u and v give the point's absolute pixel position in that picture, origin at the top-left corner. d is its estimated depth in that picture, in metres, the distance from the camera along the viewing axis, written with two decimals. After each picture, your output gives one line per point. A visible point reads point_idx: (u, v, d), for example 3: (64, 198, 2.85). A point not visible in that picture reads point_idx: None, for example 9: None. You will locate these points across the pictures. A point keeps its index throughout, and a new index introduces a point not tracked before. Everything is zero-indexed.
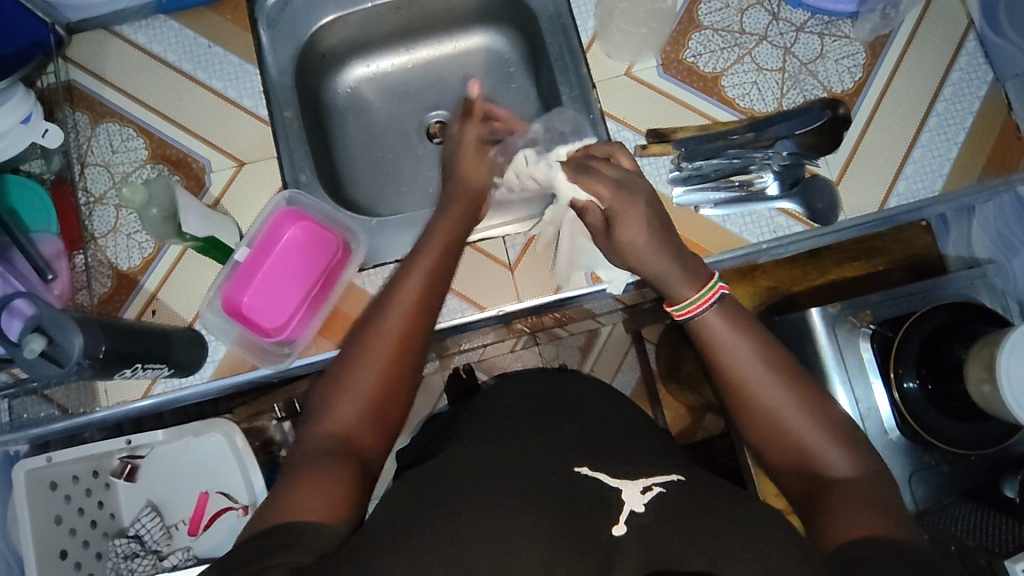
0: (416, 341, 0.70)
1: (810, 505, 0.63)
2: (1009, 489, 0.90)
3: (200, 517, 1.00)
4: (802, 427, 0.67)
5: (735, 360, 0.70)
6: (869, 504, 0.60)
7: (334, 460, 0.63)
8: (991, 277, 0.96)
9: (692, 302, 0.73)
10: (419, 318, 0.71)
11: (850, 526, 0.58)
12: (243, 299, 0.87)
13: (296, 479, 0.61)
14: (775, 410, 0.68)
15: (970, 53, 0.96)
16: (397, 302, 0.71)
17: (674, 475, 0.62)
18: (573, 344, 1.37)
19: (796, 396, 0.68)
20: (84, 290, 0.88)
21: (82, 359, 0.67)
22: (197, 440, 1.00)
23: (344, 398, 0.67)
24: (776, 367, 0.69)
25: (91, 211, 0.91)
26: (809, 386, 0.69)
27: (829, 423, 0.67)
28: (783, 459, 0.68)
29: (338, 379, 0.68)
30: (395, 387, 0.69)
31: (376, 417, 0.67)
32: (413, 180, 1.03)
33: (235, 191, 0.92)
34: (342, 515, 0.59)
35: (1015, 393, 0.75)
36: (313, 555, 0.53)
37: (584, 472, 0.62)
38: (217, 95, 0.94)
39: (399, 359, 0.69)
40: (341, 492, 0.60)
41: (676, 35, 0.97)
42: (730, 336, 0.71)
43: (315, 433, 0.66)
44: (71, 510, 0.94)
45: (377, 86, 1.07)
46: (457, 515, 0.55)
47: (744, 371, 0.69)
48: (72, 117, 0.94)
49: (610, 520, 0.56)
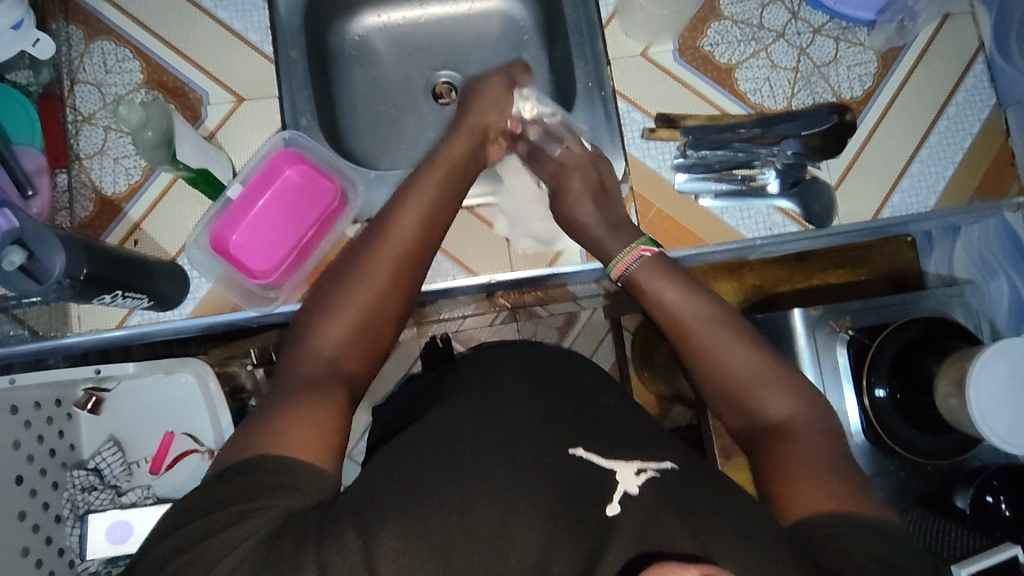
0: (411, 272, 0.72)
1: (759, 461, 0.67)
2: (960, 499, 0.92)
3: (164, 456, 0.98)
4: (749, 375, 0.70)
5: (677, 315, 0.75)
6: (811, 458, 0.63)
7: (323, 392, 0.62)
8: (968, 297, 0.99)
9: (617, 261, 0.82)
10: (414, 254, 0.72)
11: (804, 490, 0.60)
12: (232, 237, 0.86)
13: (283, 410, 0.60)
14: (719, 365, 0.71)
15: (977, 75, 0.97)
16: (393, 237, 0.72)
17: (666, 462, 0.61)
18: (550, 323, 1.37)
19: (735, 346, 0.72)
20: (66, 211, 0.85)
21: (62, 279, 0.65)
22: (168, 378, 0.99)
23: (334, 323, 0.67)
24: (716, 322, 0.74)
25: (78, 130, 0.87)
26: (752, 339, 0.72)
27: (772, 374, 0.70)
28: (730, 409, 0.71)
29: (328, 305, 0.68)
30: (385, 323, 0.70)
31: (366, 350, 0.68)
32: (413, 139, 1.01)
33: (233, 127, 0.89)
34: (330, 458, 0.59)
35: (979, 407, 0.78)
36: (309, 501, 0.54)
37: (579, 455, 0.60)
38: (222, 26, 0.91)
39: (391, 293, 0.70)
40: (334, 425, 0.60)
41: (695, 21, 0.96)
42: (680, 303, 0.76)
43: (303, 360, 0.65)
44: (30, 436, 0.89)
45: (386, 37, 1.04)
46: None
47: (680, 323, 0.75)
48: (65, 29, 0.89)
49: (604, 500, 0.55)
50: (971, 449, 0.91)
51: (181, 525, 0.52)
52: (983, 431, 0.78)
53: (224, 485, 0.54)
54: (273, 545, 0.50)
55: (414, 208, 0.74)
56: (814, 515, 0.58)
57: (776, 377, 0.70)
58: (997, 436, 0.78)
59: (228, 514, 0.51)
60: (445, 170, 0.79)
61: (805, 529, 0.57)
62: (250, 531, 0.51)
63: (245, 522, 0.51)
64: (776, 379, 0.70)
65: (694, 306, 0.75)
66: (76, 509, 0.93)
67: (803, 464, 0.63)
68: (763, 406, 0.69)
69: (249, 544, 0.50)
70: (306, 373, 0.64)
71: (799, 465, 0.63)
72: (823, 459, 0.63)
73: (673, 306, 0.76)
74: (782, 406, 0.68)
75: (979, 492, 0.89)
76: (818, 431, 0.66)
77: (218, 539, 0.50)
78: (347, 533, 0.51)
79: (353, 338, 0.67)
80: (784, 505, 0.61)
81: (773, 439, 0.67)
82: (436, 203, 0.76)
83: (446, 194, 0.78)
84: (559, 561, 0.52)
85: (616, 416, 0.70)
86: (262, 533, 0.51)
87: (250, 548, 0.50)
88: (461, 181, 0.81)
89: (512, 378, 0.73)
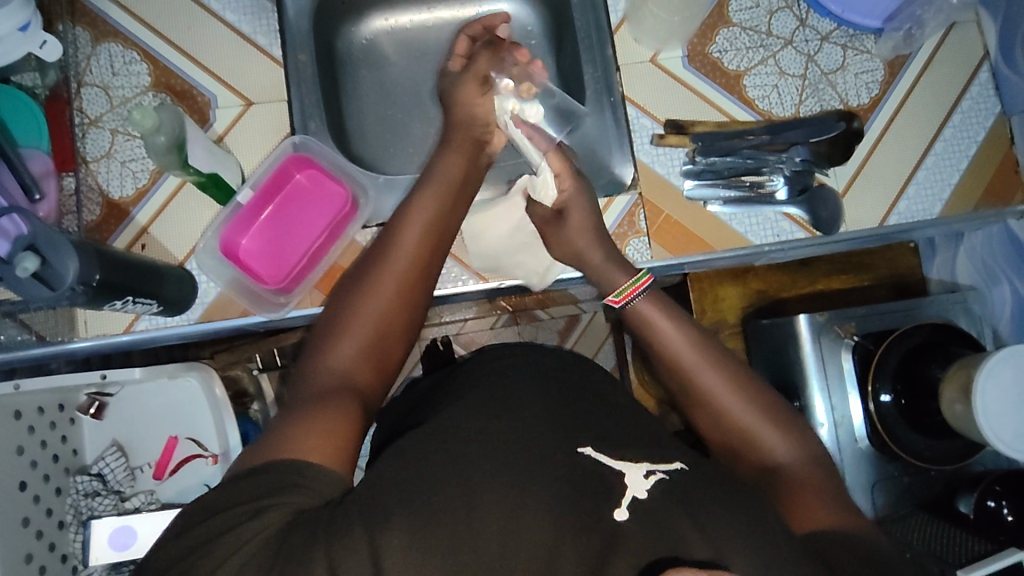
0: (421, 285, 0.70)
1: (761, 499, 0.66)
2: (964, 505, 0.91)
3: (168, 461, 0.98)
4: (746, 411, 0.70)
5: (669, 350, 0.74)
6: (817, 488, 0.64)
7: (338, 401, 0.62)
8: (970, 303, 0.99)
9: (623, 290, 0.78)
10: (422, 267, 0.71)
11: (815, 513, 0.61)
12: (241, 242, 0.86)
13: (294, 418, 0.59)
14: (718, 403, 0.71)
15: (982, 84, 0.98)
16: (398, 252, 0.70)
17: (676, 464, 0.60)
18: (551, 326, 1.37)
19: (732, 384, 0.71)
20: (73, 214, 0.84)
21: (75, 285, 0.65)
22: (172, 382, 0.98)
23: (349, 337, 0.66)
24: (713, 359, 0.73)
25: (85, 133, 0.87)
26: (744, 376, 0.72)
27: (771, 411, 0.70)
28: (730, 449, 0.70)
29: (342, 320, 0.67)
30: (397, 338, 0.69)
31: (380, 364, 0.67)
32: (420, 142, 1.01)
33: (241, 131, 0.89)
34: (344, 460, 0.58)
35: (986, 413, 0.79)
36: (319, 502, 0.54)
37: (587, 453, 0.60)
38: (230, 29, 0.90)
39: (404, 306, 0.69)
40: (346, 431, 0.59)
41: (704, 28, 0.97)
42: (677, 340, 0.74)
43: (318, 372, 0.65)
44: (33, 442, 0.88)
45: (393, 40, 1.04)
46: (451, 480, 0.55)
47: (676, 360, 0.74)
48: (72, 31, 0.89)
49: (613, 504, 0.55)
50: (974, 454, 0.92)
51: (191, 527, 0.51)
52: (988, 436, 0.78)
53: (236, 488, 0.53)
54: (284, 541, 0.50)
55: (416, 220, 0.72)
56: (827, 533, 0.58)
57: (773, 415, 0.70)
58: (1002, 442, 0.78)
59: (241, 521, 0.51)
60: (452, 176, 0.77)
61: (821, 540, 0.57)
62: (259, 531, 0.50)
63: (254, 522, 0.50)
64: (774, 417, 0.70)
65: (692, 341, 0.74)
66: (80, 514, 0.93)
67: (811, 499, 0.62)
68: (763, 443, 0.69)
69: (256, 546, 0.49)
70: (321, 385, 0.63)
71: (808, 499, 0.63)
72: (830, 491, 0.64)
73: (672, 344, 0.74)
74: (782, 444, 0.68)
75: (981, 497, 0.89)
76: (818, 464, 0.67)
77: (226, 540, 0.50)
78: (355, 532, 0.50)
79: (367, 351, 0.67)
80: (795, 530, 0.60)
81: (778, 477, 0.66)
82: (443, 211, 0.74)
83: (453, 203, 0.76)
84: (569, 557, 0.51)
85: (629, 420, 0.70)
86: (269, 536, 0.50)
87: (262, 552, 0.49)
88: (468, 184, 0.78)
89: (522, 381, 0.72)
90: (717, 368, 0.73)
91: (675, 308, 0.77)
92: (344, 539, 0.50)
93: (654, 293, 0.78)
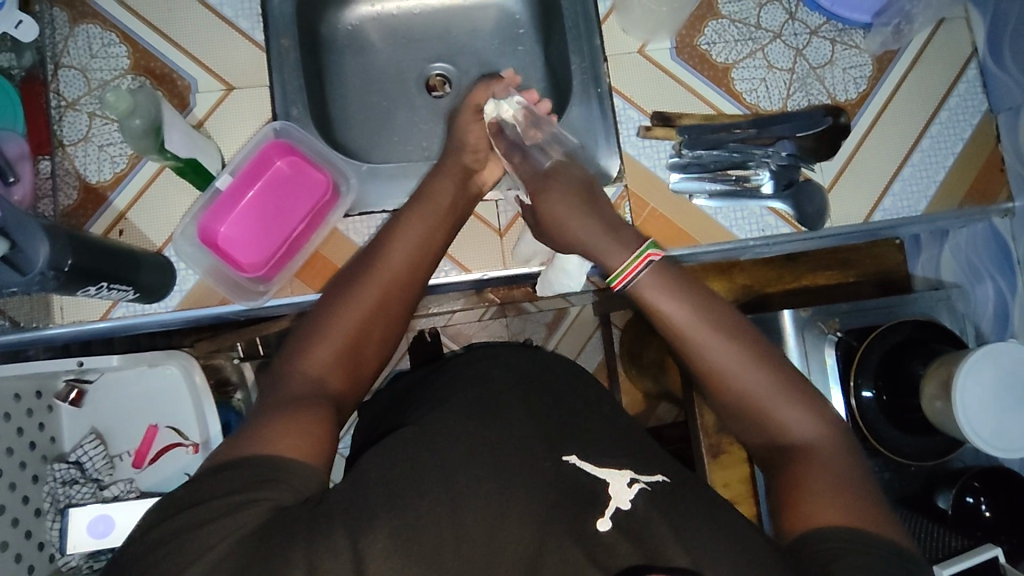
0: (404, 296, 0.71)
1: (771, 474, 0.66)
2: (942, 499, 0.91)
3: (147, 449, 0.97)
4: (763, 394, 0.68)
5: (684, 333, 0.71)
6: (823, 473, 0.62)
7: (313, 404, 0.61)
8: (953, 300, 0.99)
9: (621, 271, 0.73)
10: (411, 275, 0.72)
11: (813, 505, 0.59)
12: (220, 229, 0.86)
13: (272, 417, 0.58)
14: (730, 380, 0.69)
15: (970, 81, 0.97)
16: (390, 256, 0.72)
17: (658, 475, 0.60)
18: (539, 320, 1.35)
19: (748, 361, 0.69)
20: (49, 198, 0.83)
21: (46, 270, 0.64)
22: (152, 370, 0.97)
23: (324, 346, 0.65)
24: (726, 335, 0.70)
25: (61, 116, 0.85)
26: (759, 349, 0.70)
27: (786, 387, 0.68)
28: (747, 429, 0.70)
29: (324, 321, 0.67)
30: (374, 348, 0.68)
31: (354, 369, 0.67)
32: (406, 132, 1.00)
33: (222, 116, 0.87)
34: (320, 454, 0.57)
35: (965, 411, 0.79)
36: (298, 498, 0.53)
37: (573, 462, 0.60)
38: (211, 12, 0.89)
39: (382, 318, 0.69)
40: (323, 427, 0.59)
41: (693, 19, 0.96)
42: (687, 319, 0.71)
43: (294, 374, 0.63)
44: (11, 429, 0.86)
45: (380, 27, 1.03)
46: (425, 487, 0.54)
47: (692, 343, 0.70)
48: (49, 11, 0.87)
49: (597, 513, 0.54)
50: (951, 452, 0.92)
51: (166, 516, 0.51)
52: (967, 434, 0.79)
53: (201, 483, 0.53)
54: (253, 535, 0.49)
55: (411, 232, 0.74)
56: (819, 532, 0.56)
57: (789, 390, 0.68)
58: (981, 440, 0.79)
59: (212, 516, 0.50)
60: (453, 191, 0.81)
61: (811, 544, 0.56)
62: (232, 522, 0.50)
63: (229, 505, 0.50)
64: (792, 391, 0.68)
65: (701, 320, 0.70)
66: (57, 502, 0.91)
67: (819, 481, 0.61)
68: (777, 420, 0.68)
69: (225, 540, 0.49)
70: (293, 391, 0.62)
71: (814, 482, 0.61)
72: (838, 472, 0.62)
73: (682, 321, 0.71)
74: (796, 421, 0.67)
75: (960, 492, 0.90)
76: (830, 446, 0.65)
77: (197, 533, 0.49)
78: (335, 536, 0.50)
79: (345, 361, 0.66)
80: (795, 517, 0.59)
81: (790, 455, 0.66)
82: (442, 218, 0.78)
83: (456, 213, 0.81)
84: (549, 558, 0.51)
85: (605, 422, 0.70)
86: (241, 528, 0.50)
87: (231, 553, 0.49)
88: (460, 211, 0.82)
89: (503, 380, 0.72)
90: (731, 345, 0.69)
91: (680, 286, 0.72)
92: (318, 541, 0.49)
93: (665, 277, 0.72)
